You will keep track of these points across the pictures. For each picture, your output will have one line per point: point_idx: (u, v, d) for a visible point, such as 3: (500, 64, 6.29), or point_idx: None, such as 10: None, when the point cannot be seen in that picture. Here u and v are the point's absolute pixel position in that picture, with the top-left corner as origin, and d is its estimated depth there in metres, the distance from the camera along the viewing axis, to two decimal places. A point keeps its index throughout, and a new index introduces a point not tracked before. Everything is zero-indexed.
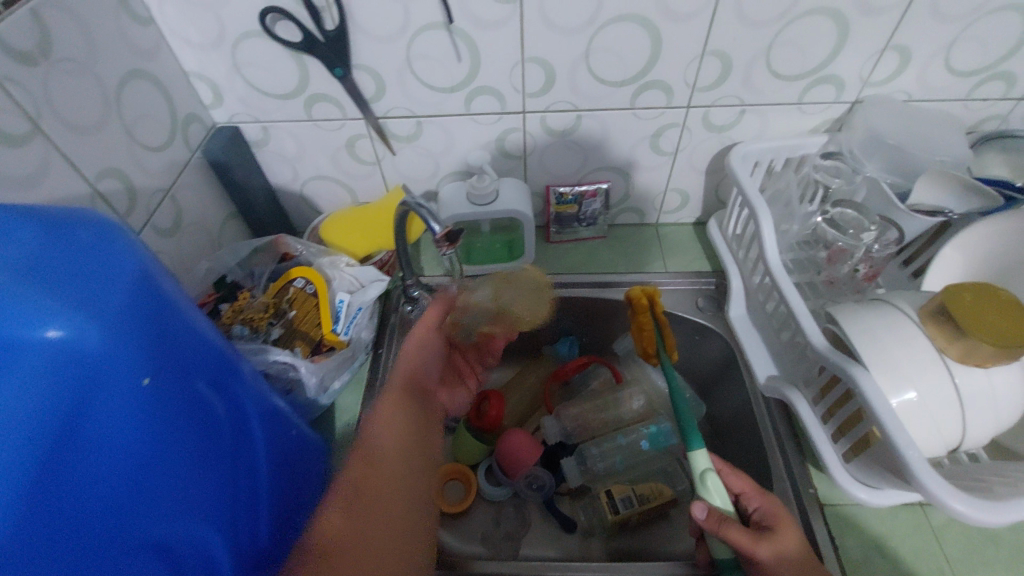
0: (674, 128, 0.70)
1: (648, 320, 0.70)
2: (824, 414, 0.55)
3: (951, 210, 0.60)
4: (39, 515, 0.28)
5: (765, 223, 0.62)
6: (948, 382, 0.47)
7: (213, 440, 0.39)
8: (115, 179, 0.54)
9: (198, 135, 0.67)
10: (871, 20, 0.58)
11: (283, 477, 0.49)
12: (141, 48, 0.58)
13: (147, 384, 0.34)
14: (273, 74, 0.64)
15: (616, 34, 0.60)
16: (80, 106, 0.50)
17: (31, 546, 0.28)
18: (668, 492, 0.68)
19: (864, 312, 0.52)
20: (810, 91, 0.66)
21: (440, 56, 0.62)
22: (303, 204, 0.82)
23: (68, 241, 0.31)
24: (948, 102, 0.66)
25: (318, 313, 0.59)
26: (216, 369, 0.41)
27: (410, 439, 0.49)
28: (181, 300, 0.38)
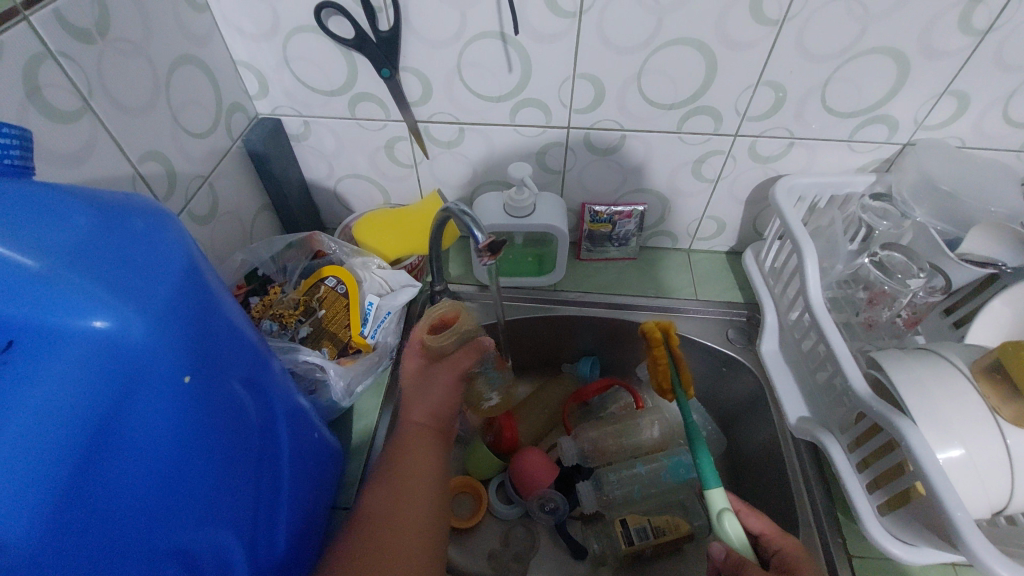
0: (718, 156, 0.69)
1: (664, 353, 0.66)
2: (859, 462, 0.54)
3: (1004, 263, 0.58)
4: (68, 511, 0.27)
5: (810, 260, 0.61)
6: (998, 443, 0.45)
7: (243, 441, 0.38)
8: (157, 163, 0.53)
9: (240, 125, 0.66)
10: (933, 63, 0.57)
11: (304, 481, 0.48)
12: (194, 33, 0.57)
13: (187, 381, 0.33)
14: (322, 69, 0.63)
15: (670, 57, 0.59)
16: (131, 88, 0.50)
17: (58, 546, 0.27)
18: (684, 525, 0.66)
19: (910, 360, 0.51)
20: (861, 130, 0.65)
21: (491, 65, 0.61)
22: (335, 201, 0.81)
23: (122, 228, 0.30)
24: (1000, 152, 0.65)
25: (348, 314, 0.58)
26: (250, 368, 0.40)
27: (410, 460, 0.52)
28: (223, 295, 0.37)
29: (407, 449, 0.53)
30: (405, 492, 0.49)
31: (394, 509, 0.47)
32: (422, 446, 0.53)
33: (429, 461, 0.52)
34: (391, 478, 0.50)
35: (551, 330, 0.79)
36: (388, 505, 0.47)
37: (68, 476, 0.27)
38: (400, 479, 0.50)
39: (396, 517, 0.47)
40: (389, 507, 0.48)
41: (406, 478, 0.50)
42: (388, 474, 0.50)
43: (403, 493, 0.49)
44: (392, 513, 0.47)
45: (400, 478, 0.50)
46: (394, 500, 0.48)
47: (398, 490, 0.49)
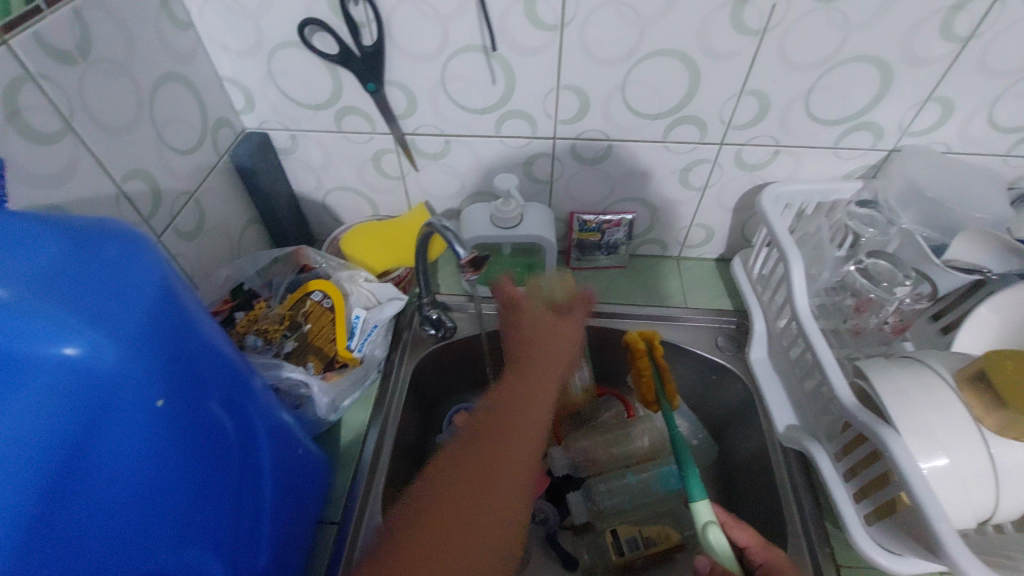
0: (705, 164, 0.69)
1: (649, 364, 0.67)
2: (845, 471, 0.53)
3: (988, 270, 0.58)
4: (37, 540, 0.27)
5: (796, 268, 0.61)
6: (981, 453, 0.45)
7: (221, 461, 0.38)
8: (142, 181, 0.54)
9: (227, 140, 0.67)
10: (916, 70, 0.57)
11: (287, 499, 0.48)
12: (178, 51, 0.58)
13: (160, 406, 0.33)
14: (307, 84, 0.64)
15: (653, 67, 0.59)
16: (114, 107, 0.50)
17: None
18: (675, 536, 0.66)
19: (894, 369, 0.51)
20: (847, 136, 0.65)
21: (474, 78, 0.62)
22: (324, 213, 0.81)
23: (93, 254, 0.30)
24: (987, 157, 0.65)
25: (333, 328, 0.58)
26: (229, 387, 0.40)
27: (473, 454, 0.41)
28: (200, 316, 0.37)
29: (473, 455, 0.41)
30: (472, 495, 0.39)
31: (456, 509, 0.38)
32: (495, 444, 0.42)
33: (548, 380, 0.49)
34: (448, 476, 0.40)
35: None
36: (447, 504, 0.39)
37: (37, 503, 0.27)
38: (459, 485, 0.39)
39: (463, 504, 0.39)
40: (449, 517, 0.38)
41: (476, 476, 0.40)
42: (444, 477, 0.40)
43: (476, 475, 0.40)
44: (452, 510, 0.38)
45: (463, 483, 0.40)
46: (451, 508, 0.38)
47: (455, 497, 0.39)
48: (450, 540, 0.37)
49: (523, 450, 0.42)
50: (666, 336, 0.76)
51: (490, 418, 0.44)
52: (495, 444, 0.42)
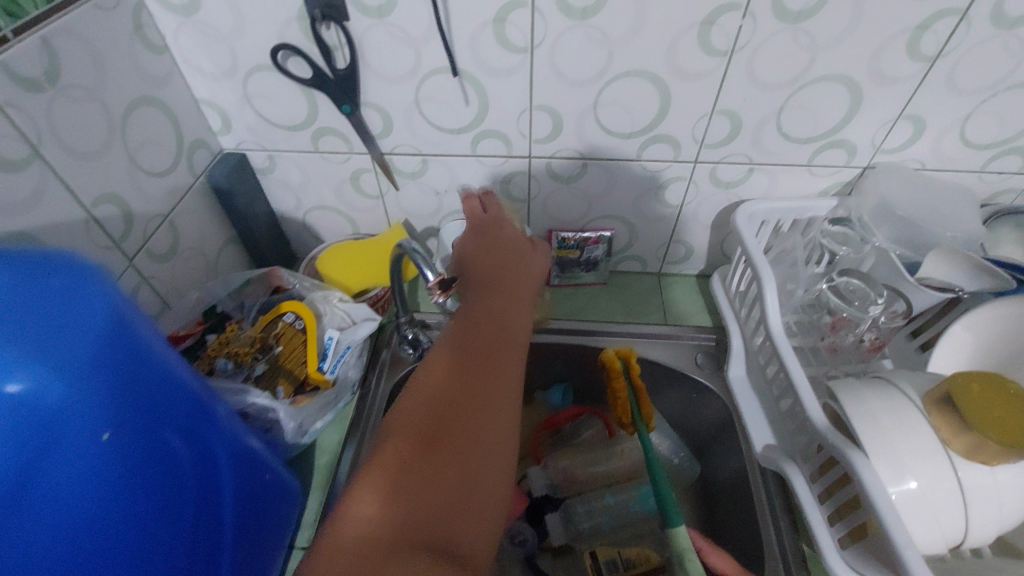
0: (681, 181, 0.70)
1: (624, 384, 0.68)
2: (820, 493, 0.53)
3: (962, 287, 0.57)
4: None
5: (769, 286, 0.61)
6: (950, 476, 0.44)
7: (177, 491, 0.38)
8: (113, 205, 0.54)
9: (203, 161, 0.67)
10: (885, 89, 0.58)
11: (252, 527, 0.47)
12: (152, 75, 0.58)
13: (107, 438, 0.32)
14: (282, 106, 0.64)
15: (625, 88, 0.60)
16: (84, 133, 0.50)
17: None
18: (655, 558, 0.65)
19: (865, 389, 0.51)
20: (821, 154, 0.65)
21: (448, 99, 0.62)
22: (304, 231, 0.82)
23: (43, 284, 0.30)
24: (962, 174, 0.65)
25: (305, 349, 0.58)
26: (187, 415, 0.39)
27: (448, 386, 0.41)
28: (156, 344, 0.37)
29: (459, 368, 0.42)
30: (471, 400, 0.40)
31: (458, 417, 0.39)
32: (479, 359, 0.43)
33: (517, 314, 0.49)
34: (441, 390, 0.41)
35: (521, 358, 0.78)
36: (448, 411, 0.40)
37: None
38: (453, 393, 0.41)
39: (466, 414, 0.40)
40: (451, 422, 0.39)
41: (456, 406, 0.40)
42: (435, 389, 0.41)
43: (474, 388, 0.41)
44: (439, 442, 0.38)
45: (460, 393, 0.41)
46: (451, 413, 0.39)
47: (452, 405, 0.40)
48: (461, 447, 0.38)
49: (500, 378, 0.43)
50: (645, 353, 0.75)
51: (471, 337, 0.45)
52: (479, 358, 0.43)
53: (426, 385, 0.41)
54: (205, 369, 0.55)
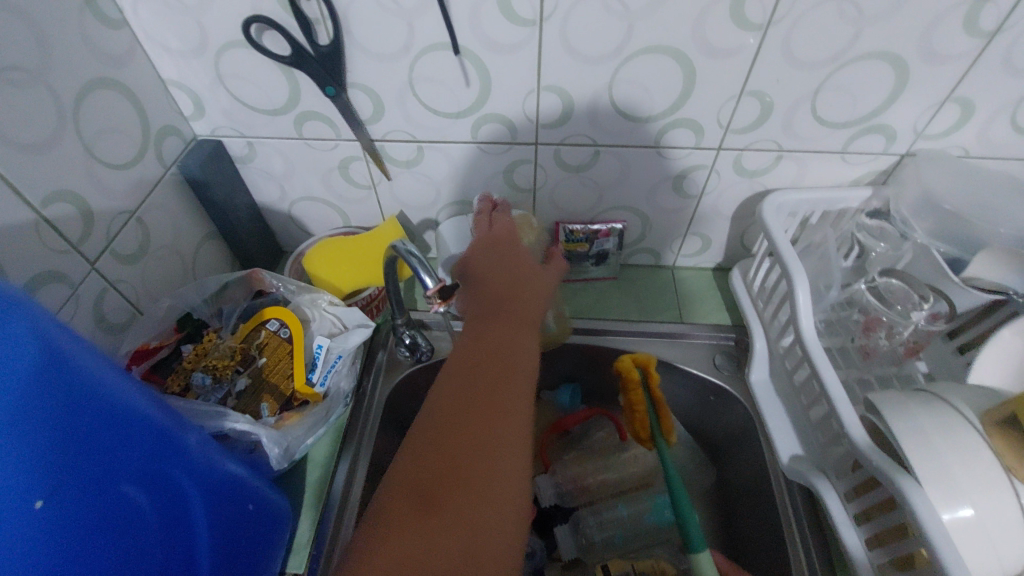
0: (701, 170, 0.64)
1: (642, 398, 0.66)
2: (858, 513, 0.49)
3: (1015, 290, 0.52)
4: None
5: (799, 287, 0.55)
6: (1012, 503, 0.40)
7: (138, 543, 0.33)
8: (67, 203, 0.47)
9: (175, 150, 0.60)
10: (934, 68, 0.51)
11: (236, 568, 0.43)
12: (108, 53, 0.51)
13: (41, 506, 0.28)
14: (260, 87, 0.57)
15: (645, 67, 0.53)
16: (26, 121, 0.43)
17: None
18: (671, 570, 0.61)
19: (910, 404, 0.46)
20: (856, 140, 0.59)
21: (446, 80, 0.55)
22: (290, 224, 0.75)
23: None
24: (1008, 161, 0.59)
25: (292, 361, 0.52)
26: (144, 454, 0.35)
27: (460, 419, 0.38)
28: (91, 379, 0.32)
29: (473, 399, 0.39)
30: (475, 451, 0.37)
31: (459, 471, 0.36)
32: (481, 400, 0.40)
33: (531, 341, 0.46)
34: (438, 439, 0.38)
35: None
36: (454, 457, 0.37)
37: None
38: (451, 442, 0.37)
39: (468, 467, 0.36)
40: (459, 465, 0.36)
41: (466, 444, 0.37)
42: (433, 437, 0.38)
43: (475, 433, 0.38)
44: (445, 485, 0.36)
45: (467, 433, 0.38)
46: (450, 467, 0.36)
47: (452, 457, 0.37)
48: (458, 507, 0.35)
49: (512, 413, 0.39)
50: (659, 354, 0.71)
51: (485, 367, 0.42)
52: (485, 397, 0.40)
53: (436, 416, 0.39)
54: (180, 386, 0.49)
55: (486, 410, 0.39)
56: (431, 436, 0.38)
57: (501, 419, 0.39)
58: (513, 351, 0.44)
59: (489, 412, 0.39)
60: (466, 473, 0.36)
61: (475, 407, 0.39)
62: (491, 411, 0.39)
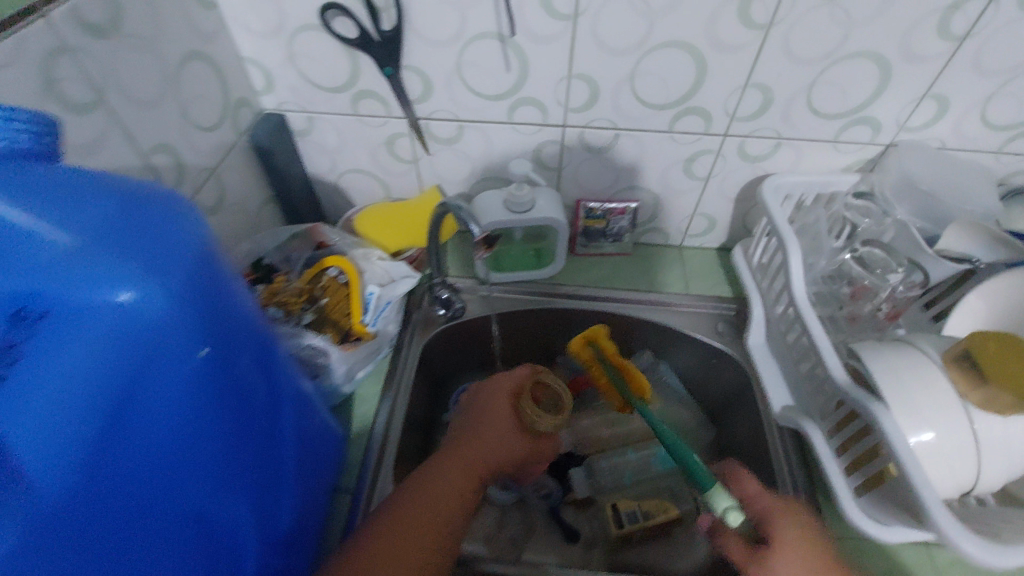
0: (708, 155, 0.72)
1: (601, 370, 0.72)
2: (837, 447, 0.56)
3: (978, 258, 0.60)
4: (90, 470, 0.29)
5: (793, 256, 0.63)
6: (966, 427, 0.48)
7: (250, 417, 0.40)
8: (167, 155, 0.55)
9: (246, 120, 0.68)
10: (913, 67, 0.60)
11: (305, 466, 0.50)
12: (202, 30, 0.59)
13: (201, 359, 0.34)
14: (325, 66, 0.65)
15: (663, 59, 0.61)
16: (142, 81, 0.51)
17: (78, 499, 0.29)
18: (673, 509, 0.70)
19: (886, 350, 0.54)
20: (846, 131, 0.67)
21: (489, 65, 0.64)
22: (337, 194, 0.83)
23: (139, 211, 0.31)
24: (980, 153, 0.67)
25: (349, 303, 0.60)
26: (259, 348, 0.41)
27: (428, 493, 0.55)
28: (231, 280, 0.37)
29: (439, 499, 0.55)
30: (420, 519, 0.52)
31: (407, 522, 0.51)
32: (436, 494, 0.55)
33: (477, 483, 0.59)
34: (413, 505, 0.53)
35: (547, 323, 0.82)
36: (409, 525, 0.51)
37: (91, 435, 0.29)
38: (414, 517, 0.52)
39: (413, 520, 0.52)
40: (409, 519, 0.52)
41: (418, 513, 0.52)
42: (410, 500, 0.54)
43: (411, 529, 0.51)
44: (400, 527, 0.51)
45: (425, 509, 0.53)
46: (402, 524, 0.51)
47: (405, 520, 0.51)
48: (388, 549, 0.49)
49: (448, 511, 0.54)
50: (666, 323, 0.78)
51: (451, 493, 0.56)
52: (442, 503, 0.54)
53: (416, 493, 0.55)
54: None
55: (442, 505, 0.54)
56: (411, 499, 0.54)
57: (443, 515, 0.53)
58: (459, 494, 0.56)
59: (446, 513, 0.54)
60: (410, 523, 0.51)
61: (439, 501, 0.55)
62: (441, 508, 0.54)
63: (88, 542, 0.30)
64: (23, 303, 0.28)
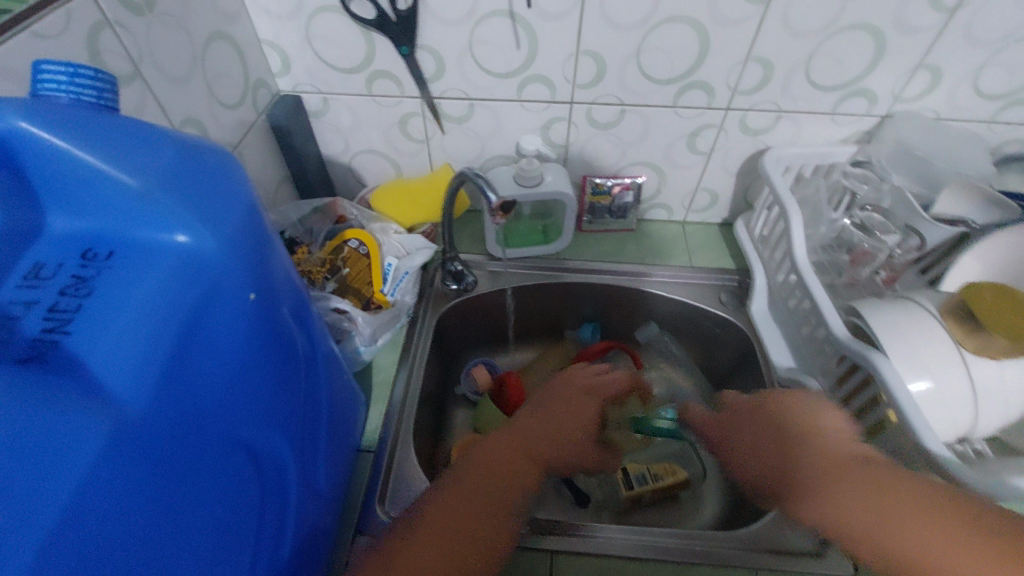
0: (711, 129, 0.74)
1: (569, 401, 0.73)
2: (838, 401, 0.59)
3: (971, 219, 0.63)
4: (164, 394, 0.30)
5: (795, 222, 0.66)
6: (962, 373, 0.51)
7: (291, 364, 0.42)
8: (194, 130, 0.58)
9: (265, 100, 0.71)
10: (907, 38, 0.62)
11: (336, 424, 0.52)
12: (225, 11, 0.61)
13: (252, 301, 0.35)
14: (341, 47, 0.68)
15: (668, 34, 0.64)
16: (172, 58, 0.54)
17: (158, 422, 0.30)
18: (680, 473, 0.73)
19: (885, 306, 0.56)
20: (844, 103, 0.70)
21: (500, 43, 0.66)
22: (349, 175, 0.86)
23: (196, 161, 0.33)
24: (973, 123, 0.70)
25: (370, 272, 0.63)
26: (295, 302, 0.43)
27: (477, 482, 0.52)
28: (276, 238, 0.39)
29: (488, 488, 0.52)
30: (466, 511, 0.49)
31: (458, 510, 0.49)
32: (486, 485, 0.52)
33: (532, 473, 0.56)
34: (463, 489, 0.51)
35: (554, 298, 0.84)
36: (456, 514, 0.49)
37: (162, 361, 0.30)
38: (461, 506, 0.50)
39: (462, 510, 0.49)
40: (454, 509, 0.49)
41: (466, 502, 0.50)
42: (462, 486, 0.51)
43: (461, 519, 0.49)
44: (446, 512, 0.49)
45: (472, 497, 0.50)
46: (451, 513, 0.49)
47: (454, 509, 0.49)
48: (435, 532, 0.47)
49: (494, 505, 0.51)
50: (672, 294, 0.81)
51: (499, 480, 0.53)
52: (491, 496, 0.52)
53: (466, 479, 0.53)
54: None
55: (491, 499, 0.51)
56: (460, 485, 0.52)
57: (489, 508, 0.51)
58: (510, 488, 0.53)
59: (491, 506, 0.51)
60: (459, 513, 0.49)
61: (489, 492, 0.52)
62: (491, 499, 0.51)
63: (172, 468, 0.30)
64: (91, 243, 0.32)
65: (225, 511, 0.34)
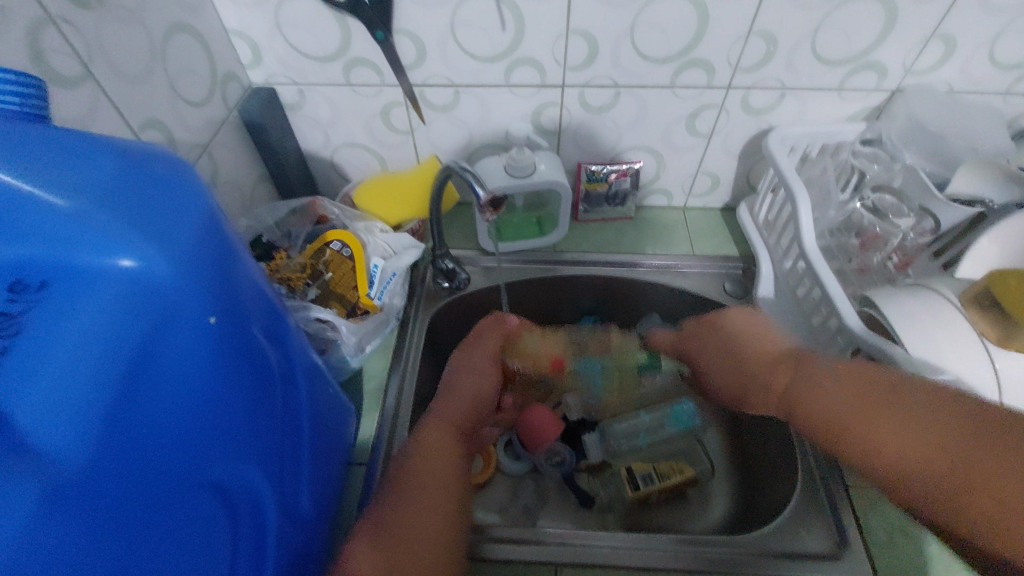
0: (711, 110, 0.70)
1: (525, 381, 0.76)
2: None
3: (991, 199, 0.60)
4: (114, 436, 0.28)
5: (803, 207, 0.62)
6: (988, 366, 0.47)
7: (265, 385, 0.39)
8: (157, 131, 0.53)
9: (236, 95, 0.66)
10: (921, 6, 0.58)
11: (322, 441, 0.49)
12: (186, 0, 0.57)
13: (214, 323, 0.33)
14: (315, 34, 0.63)
15: (665, 9, 0.59)
16: (128, 55, 0.49)
17: (105, 468, 0.27)
18: (687, 470, 0.70)
19: (902, 296, 0.53)
20: (852, 77, 0.66)
21: (484, 25, 0.62)
22: (332, 170, 0.82)
23: (145, 173, 0.29)
24: (988, 95, 0.66)
25: (354, 276, 0.59)
26: (269, 317, 0.40)
27: (430, 455, 0.53)
28: (242, 252, 0.36)
29: (437, 457, 0.53)
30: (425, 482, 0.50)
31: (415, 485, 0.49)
32: (432, 456, 0.53)
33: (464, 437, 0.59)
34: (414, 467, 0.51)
35: (551, 293, 0.81)
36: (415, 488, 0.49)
37: (110, 400, 0.28)
38: (416, 481, 0.50)
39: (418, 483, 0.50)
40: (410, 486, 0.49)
41: (423, 476, 0.50)
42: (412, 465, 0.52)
43: (416, 497, 0.48)
44: (408, 492, 0.49)
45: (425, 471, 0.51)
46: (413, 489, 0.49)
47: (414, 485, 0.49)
48: (395, 522, 0.46)
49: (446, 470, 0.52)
50: (673, 285, 0.77)
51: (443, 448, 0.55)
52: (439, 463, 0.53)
53: (415, 455, 0.53)
54: None
55: (445, 468, 0.52)
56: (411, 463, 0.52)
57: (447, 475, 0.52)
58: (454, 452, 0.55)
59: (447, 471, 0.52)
60: (425, 490, 0.49)
61: (440, 463, 0.52)
62: (444, 467, 0.52)
63: (122, 517, 0.28)
64: (18, 271, 0.28)
65: (187, 556, 0.31)
